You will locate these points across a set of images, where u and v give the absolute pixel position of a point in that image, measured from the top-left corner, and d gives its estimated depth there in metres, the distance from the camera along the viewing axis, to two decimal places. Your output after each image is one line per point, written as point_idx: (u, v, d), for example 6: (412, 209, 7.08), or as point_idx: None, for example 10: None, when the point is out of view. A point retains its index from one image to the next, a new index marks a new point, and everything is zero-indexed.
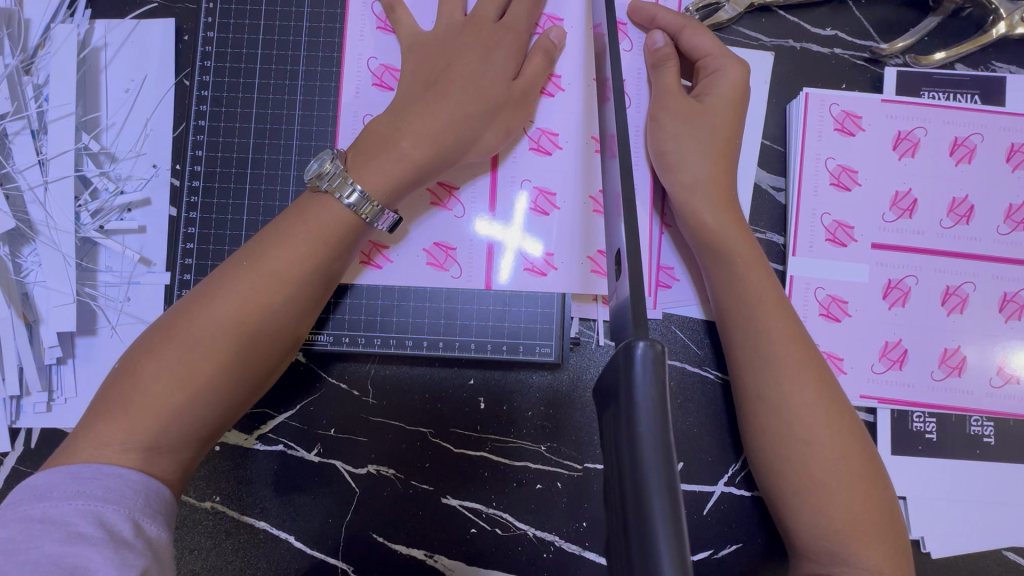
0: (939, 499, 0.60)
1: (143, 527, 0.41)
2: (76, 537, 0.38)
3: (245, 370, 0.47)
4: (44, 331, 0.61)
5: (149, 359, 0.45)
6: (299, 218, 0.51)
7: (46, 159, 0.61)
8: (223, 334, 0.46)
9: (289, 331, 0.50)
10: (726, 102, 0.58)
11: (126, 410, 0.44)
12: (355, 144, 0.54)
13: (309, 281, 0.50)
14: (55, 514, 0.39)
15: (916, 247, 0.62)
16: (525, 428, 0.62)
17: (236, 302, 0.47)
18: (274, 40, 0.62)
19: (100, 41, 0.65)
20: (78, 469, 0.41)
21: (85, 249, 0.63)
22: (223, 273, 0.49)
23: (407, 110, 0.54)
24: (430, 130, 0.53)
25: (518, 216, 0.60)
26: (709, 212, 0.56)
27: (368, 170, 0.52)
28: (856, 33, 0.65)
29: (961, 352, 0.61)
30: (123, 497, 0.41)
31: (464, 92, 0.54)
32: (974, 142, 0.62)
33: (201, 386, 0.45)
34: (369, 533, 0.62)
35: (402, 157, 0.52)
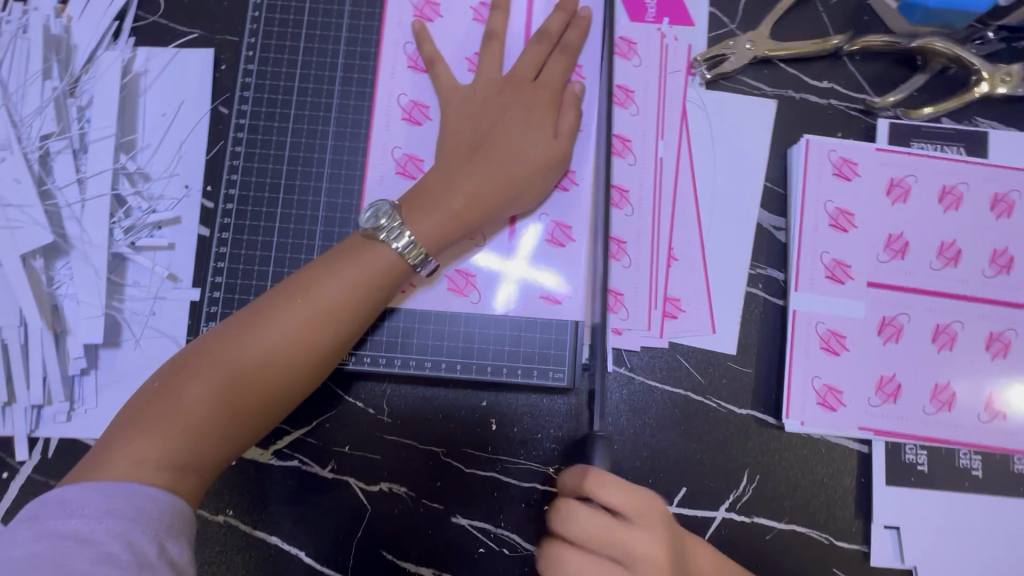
0: (930, 529, 0.63)
1: (167, 548, 0.42)
2: (104, 558, 0.39)
3: (280, 398, 0.51)
4: (71, 342, 0.63)
5: (191, 378, 0.48)
6: (349, 258, 0.54)
7: (84, 178, 0.64)
8: (268, 365, 0.49)
9: (325, 364, 0.53)
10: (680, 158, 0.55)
11: (166, 426, 0.46)
12: (406, 196, 0.57)
13: (353, 321, 0.54)
14: (85, 532, 0.40)
15: (908, 287, 0.66)
16: (535, 450, 0.64)
17: (284, 336, 0.50)
18: (310, 74, 0.66)
19: (141, 68, 0.68)
20: (108, 486, 0.43)
21: (115, 263, 0.65)
22: (272, 303, 0.52)
23: (456, 171, 0.58)
24: (480, 191, 0.57)
25: (524, 250, 0.64)
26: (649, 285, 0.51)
27: (419, 223, 0.55)
28: (850, 86, 0.70)
29: (951, 387, 0.64)
30: (149, 517, 0.42)
31: (507, 152, 0.58)
32: (960, 191, 0.67)
33: (239, 410, 0.49)
34: (379, 550, 0.63)
35: (453, 216, 0.56)
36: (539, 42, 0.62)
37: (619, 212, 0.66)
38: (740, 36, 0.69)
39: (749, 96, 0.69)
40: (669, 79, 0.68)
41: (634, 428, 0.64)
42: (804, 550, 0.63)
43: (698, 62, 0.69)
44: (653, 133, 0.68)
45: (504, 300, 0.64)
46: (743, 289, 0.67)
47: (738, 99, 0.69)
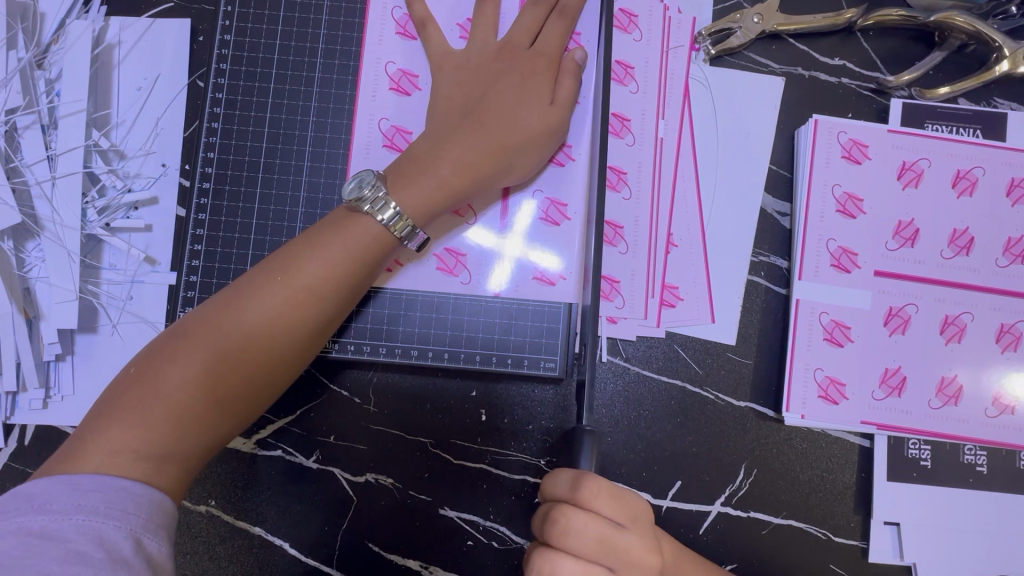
0: (931, 526, 0.61)
1: (144, 544, 0.40)
2: (74, 556, 0.37)
3: (263, 381, 0.48)
4: (44, 327, 0.61)
5: (168, 363, 0.45)
6: (332, 233, 0.51)
7: (55, 155, 0.61)
8: (249, 346, 0.47)
9: (311, 344, 0.51)
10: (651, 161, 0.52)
11: (143, 413, 0.44)
12: (394, 165, 0.54)
13: (338, 300, 0.51)
14: (53, 529, 0.38)
15: (917, 276, 0.63)
16: (525, 442, 0.62)
17: (266, 315, 0.48)
18: (290, 45, 0.62)
19: (114, 39, 0.65)
20: (81, 480, 0.41)
21: (89, 245, 0.63)
22: (252, 282, 0.49)
23: (446, 137, 0.54)
24: (469, 158, 0.54)
25: (519, 226, 0.61)
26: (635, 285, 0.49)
27: (406, 191, 0.52)
28: (863, 63, 0.66)
29: (957, 380, 0.62)
30: (124, 512, 0.40)
31: (500, 118, 0.55)
32: (975, 175, 0.63)
33: (221, 394, 0.46)
34: (365, 542, 0.62)
35: (441, 183, 0.53)
36: (535, 5, 0.59)
37: (615, 195, 0.63)
38: (747, 9, 0.65)
39: (754, 73, 0.66)
40: (672, 56, 0.65)
41: (628, 420, 0.62)
42: (801, 546, 0.61)
43: (703, 36, 0.65)
44: (654, 112, 0.64)
45: (501, 278, 0.61)
46: (744, 277, 0.64)
47: (744, 76, 0.65)
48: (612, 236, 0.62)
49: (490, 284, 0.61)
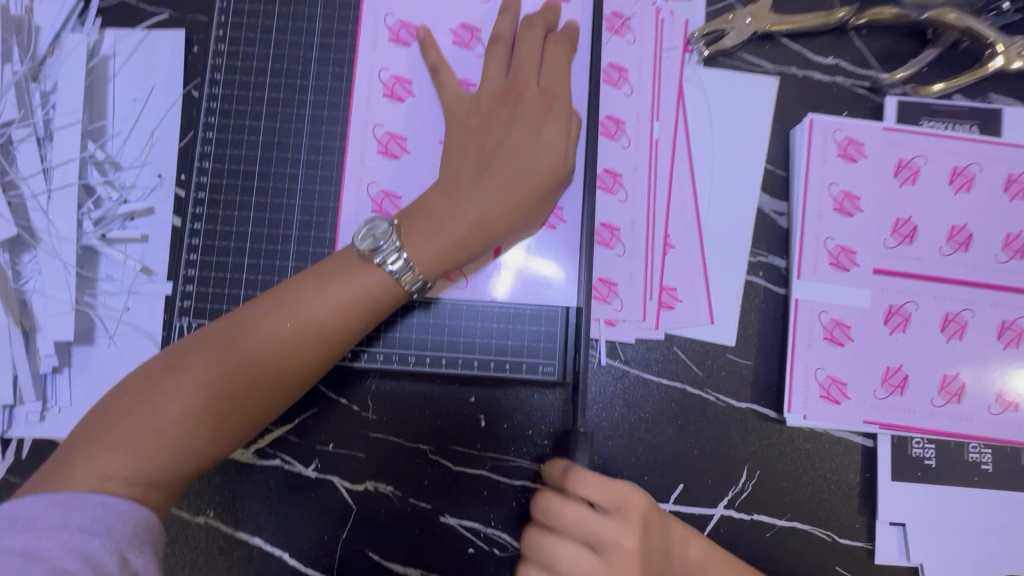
0: (937, 525, 0.60)
1: (130, 560, 0.40)
2: (57, 573, 0.37)
3: (259, 416, 0.49)
4: (41, 339, 0.61)
5: (161, 391, 0.45)
6: (342, 271, 0.51)
7: (50, 167, 0.61)
8: (248, 381, 0.47)
9: (310, 381, 0.51)
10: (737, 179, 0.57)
11: (134, 441, 0.44)
12: (407, 214, 0.54)
13: (340, 340, 0.51)
14: (37, 548, 0.38)
15: (916, 274, 0.62)
16: (525, 447, 0.62)
17: (267, 352, 0.48)
18: (284, 54, 0.62)
19: (109, 51, 0.65)
20: (68, 499, 0.41)
21: (85, 257, 0.63)
22: (256, 315, 0.49)
23: (463, 192, 0.53)
24: (482, 217, 0.53)
25: (523, 239, 0.61)
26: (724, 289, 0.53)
27: (420, 250, 0.52)
28: (857, 62, 0.66)
29: (960, 378, 0.61)
30: (110, 529, 0.40)
31: (519, 169, 0.54)
32: (972, 171, 0.63)
33: (215, 428, 0.46)
34: (365, 551, 0.61)
35: (454, 246, 0.53)
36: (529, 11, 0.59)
37: (610, 198, 0.63)
38: (739, 10, 0.65)
39: (748, 73, 0.66)
40: (665, 58, 0.65)
41: (629, 425, 0.62)
42: (806, 549, 0.61)
43: (696, 37, 0.65)
44: (648, 115, 0.64)
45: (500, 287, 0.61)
46: (742, 278, 0.64)
47: (738, 77, 0.65)
48: (609, 238, 0.62)
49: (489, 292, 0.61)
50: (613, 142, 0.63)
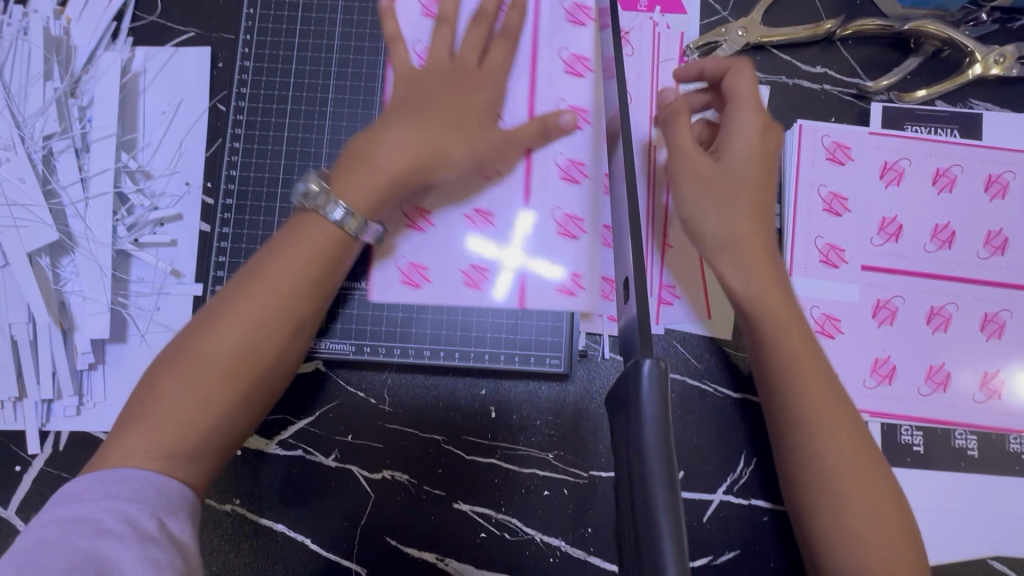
0: (926, 507, 0.64)
1: (166, 523, 0.46)
2: (104, 533, 0.43)
3: (260, 386, 0.52)
4: (78, 337, 0.65)
5: (166, 377, 0.50)
6: (294, 235, 0.54)
7: (87, 177, 0.65)
8: (243, 353, 0.51)
9: (293, 344, 0.54)
10: (745, 159, 0.58)
11: (150, 423, 0.48)
12: (336, 163, 0.56)
13: (310, 298, 0.54)
14: (84, 514, 0.44)
15: (902, 270, 0.66)
16: (534, 436, 0.65)
17: (246, 321, 0.51)
18: (305, 69, 0.67)
19: (140, 67, 0.69)
20: (110, 474, 0.46)
21: (119, 260, 0.67)
22: (229, 292, 0.52)
23: (388, 129, 0.56)
24: (409, 148, 0.56)
25: (514, 237, 0.64)
26: (733, 274, 0.57)
27: (347, 188, 0.54)
28: (844, 71, 0.70)
29: (946, 368, 0.65)
30: (147, 497, 0.46)
31: (445, 118, 0.58)
32: (954, 173, 0.67)
33: (216, 399, 0.50)
34: (383, 536, 0.65)
35: (382, 171, 0.55)
36: None
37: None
38: (732, 23, 0.69)
39: None
40: (661, 68, 0.69)
41: None
42: None
43: (691, 48, 0.69)
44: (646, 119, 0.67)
45: (498, 291, 0.64)
46: None
47: None
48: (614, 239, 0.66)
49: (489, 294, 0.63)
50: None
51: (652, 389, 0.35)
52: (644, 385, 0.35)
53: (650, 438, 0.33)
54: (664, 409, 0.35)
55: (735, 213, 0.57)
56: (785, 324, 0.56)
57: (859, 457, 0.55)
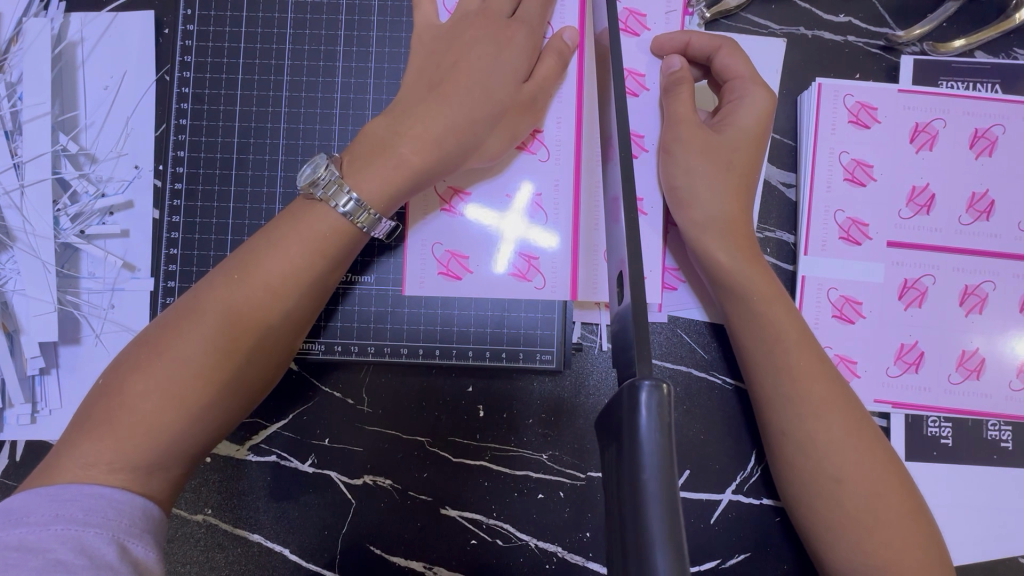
0: (955, 504, 0.58)
1: (129, 548, 0.41)
2: (54, 565, 0.38)
3: (240, 385, 0.48)
4: (26, 341, 0.59)
5: (137, 376, 0.46)
6: (291, 226, 0.50)
7: (22, 162, 0.58)
8: (220, 347, 0.47)
9: (283, 343, 0.51)
10: (748, 135, 0.53)
11: (112, 429, 0.44)
12: (349, 148, 0.52)
13: (306, 293, 0.50)
14: (31, 541, 0.39)
15: (933, 246, 0.59)
16: (525, 436, 0.60)
17: (231, 317, 0.47)
18: (256, 32, 0.59)
19: (76, 36, 0.62)
20: (58, 490, 0.42)
21: (66, 255, 0.60)
22: (212, 285, 0.49)
23: (410, 112, 0.52)
24: (431, 134, 0.51)
25: (517, 206, 0.58)
26: (723, 250, 0.52)
27: (362, 175, 0.50)
28: (870, 19, 0.61)
29: (979, 353, 0.59)
30: (105, 519, 0.41)
31: (469, 94, 0.51)
32: (995, 134, 0.59)
33: (194, 401, 0.46)
34: (366, 545, 0.60)
35: (400, 163, 0.50)
36: None
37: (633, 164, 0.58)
38: None
39: (753, 36, 0.61)
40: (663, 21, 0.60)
41: None
42: None
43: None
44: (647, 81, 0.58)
45: (502, 262, 0.58)
46: None
47: (743, 38, 0.61)
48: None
49: (490, 268, 0.58)
50: (638, 100, 0.58)
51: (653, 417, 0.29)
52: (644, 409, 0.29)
53: (652, 482, 0.28)
54: (667, 442, 0.29)
55: (722, 186, 0.52)
56: (778, 308, 0.51)
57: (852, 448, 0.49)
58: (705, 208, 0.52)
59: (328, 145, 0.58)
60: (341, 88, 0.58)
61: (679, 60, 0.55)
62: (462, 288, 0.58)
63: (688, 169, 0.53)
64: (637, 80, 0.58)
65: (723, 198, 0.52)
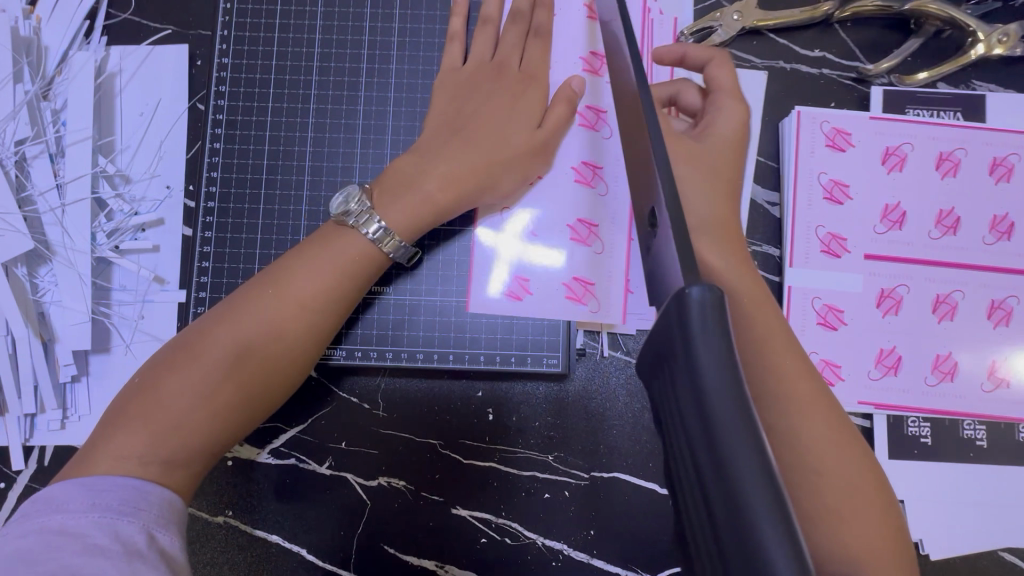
0: (933, 499, 0.62)
1: (156, 537, 0.44)
2: (92, 549, 0.41)
3: (266, 391, 0.52)
4: (59, 349, 0.63)
5: (172, 376, 0.50)
6: (324, 247, 0.55)
7: (63, 183, 0.63)
8: (253, 354, 0.51)
9: (310, 354, 0.55)
10: (725, 145, 0.53)
11: (147, 422, 0.48)
12: (379, 180, 0.58)
13: (332, 310, 0.55)
14: (71, 526, 0.42)
15: (907, 258, 0.64)
16: (532, 438, 0.64)
17: (266, 331, 0.52)
18: (286, 64, 0.64)
19: (115, 68, 0.67)
20: (93, 481, 0.45)
21: (99, 268, 0.64)
22: (243, 299, 0.53)
23: (435, 151, 0.57)
24: (455, 173, 0.56)
25: (509, 230, 0.63)
26: (712, 255, 0.49)
27: (390, 207, 0.55)
28: (842, 54, 0.68)
29: (952, 357, 0.63)
30: (137, 509, 0.44)
31: (488, 138, 0.57)
32: (958, 157, 0.65)
33: (223, 402, 0.50)
34: (381, 545, 0.63)
35: (425, 199, 0.56)
36: (518, 19, 0.62)
37: (591, 191, 0.63)
38: (726, 7, 0.67)
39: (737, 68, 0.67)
40: (656, 56, 0.66)
41: (633, 413, 0.64)
42: None
43: (685, 35, 0.67)
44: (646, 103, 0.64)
45: (492, 284, 0.63)
46: None
47: None
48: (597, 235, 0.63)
49: (481, 290, 0.64)
50: (597, 133, 0.63)
51: (709, 326, 0.25)
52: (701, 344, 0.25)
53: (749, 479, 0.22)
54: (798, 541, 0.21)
55: (709, 190, 0.51)
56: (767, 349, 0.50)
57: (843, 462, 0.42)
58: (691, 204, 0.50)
59: (351, 167, 0.63)
60: (363, 115, 0.63)
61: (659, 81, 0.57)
62: (507, 308, 0.63)
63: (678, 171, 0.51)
64: (596, 115, 0.63)
65: (707, 202, 0.51)
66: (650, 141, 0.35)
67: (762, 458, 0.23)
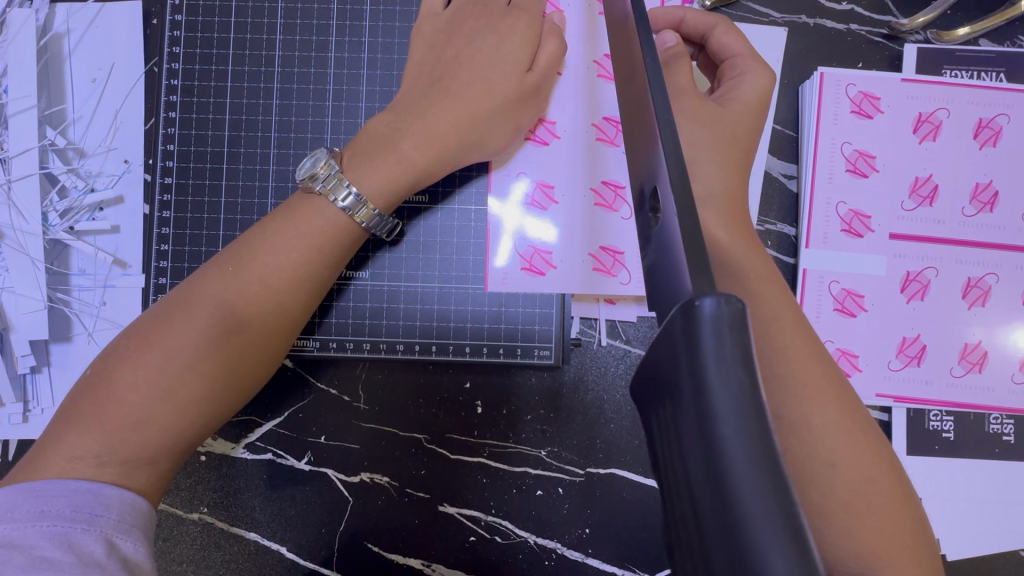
0: (953, 497, 0.58)
1: (117, 545, 0.40)
2: (39, 562, 0.37)
3: (231, 379, 0.47)
4: (15, 339, 0.58)
5: (126, 367, 0.44)
6: (289, 218, 0.49)
7: (8, 158, 0.58)
8: (214, 338, 0.46)
9: (278, 338, 0.49)
10: (745, 113, 0.47)
11: (99, 419, 0.43)
12: (351, 143, 0.52)
13: (301, 287, 0.49)
14: (16, 537, 0.37)
15: (936, 238, 0.58)
16: (524, 432, 0.60)
17: (228, 311, 0.46)
18: (246, 21, 0.58)
19: (61, 27, 0.60)
20: (43, 486, 0.41)
21: (55, 251, 0.59)
22: (203, 279, 0.48)
23: (411, 108, 0.52)
24: (433, 131, 0.51)
25: (513, 200, 0.58)
26: (720, 227, 0.42)
27: (364, 172, 0.50)
28: (873, 7, 0.60)
29: (982, 346, 0.58)
30: (93, 516, 0.40)
31: (471, 91, 0.51)
32: (999, 124, 0.58)
33: (182, 393, 0.44)
34: (364, 542, 0.60)
35: (401, 159, 0.50)
36: None
37: (613, 150, 0.57)
38: None
39: (754, 25, 0.60)
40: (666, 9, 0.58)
41: (632, 406, 0.59)
42: None
43: None
44: None
45: (500, 254, 0.58)
46: None
47: (745, 28, 0.59)
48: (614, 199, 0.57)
49: (488, 260, 0.59)
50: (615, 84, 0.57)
51: (726, 356, 0.19)
52: (715, 373, 0.19)
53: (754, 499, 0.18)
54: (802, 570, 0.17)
55: (722, 160, 0.45)
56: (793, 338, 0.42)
57: (855, 441, 0.40)
58: (703, 180, 0.43)
59: (322, 137, 0.57)
60: (333, 80, 0.57)
61: (673, 36, 0.49)
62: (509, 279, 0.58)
63: (688, 138, 0.44)
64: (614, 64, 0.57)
65: (717, 173, 0.44)
66: (653, 103, 0.29)
67: (789, 520, 0.18)
